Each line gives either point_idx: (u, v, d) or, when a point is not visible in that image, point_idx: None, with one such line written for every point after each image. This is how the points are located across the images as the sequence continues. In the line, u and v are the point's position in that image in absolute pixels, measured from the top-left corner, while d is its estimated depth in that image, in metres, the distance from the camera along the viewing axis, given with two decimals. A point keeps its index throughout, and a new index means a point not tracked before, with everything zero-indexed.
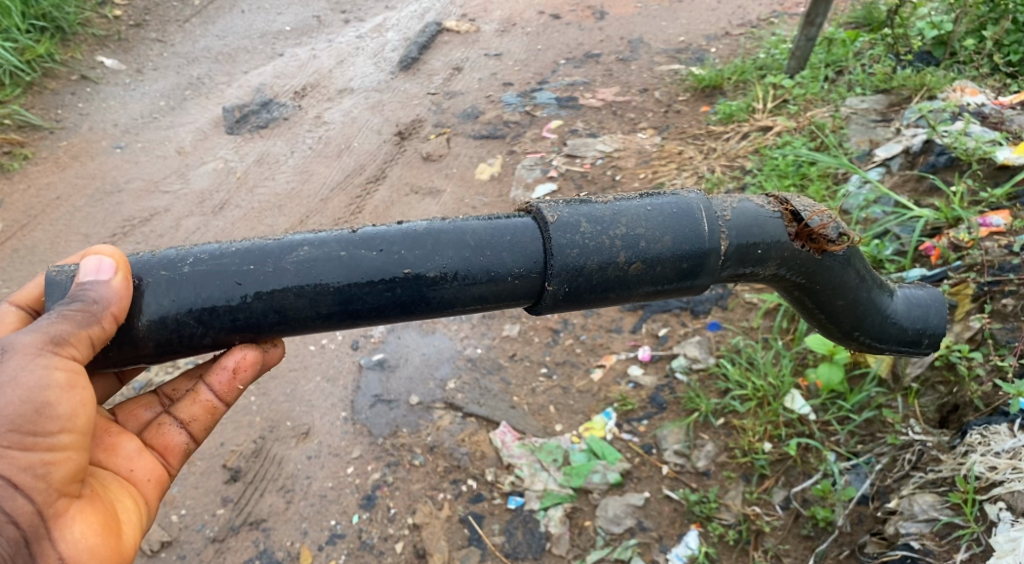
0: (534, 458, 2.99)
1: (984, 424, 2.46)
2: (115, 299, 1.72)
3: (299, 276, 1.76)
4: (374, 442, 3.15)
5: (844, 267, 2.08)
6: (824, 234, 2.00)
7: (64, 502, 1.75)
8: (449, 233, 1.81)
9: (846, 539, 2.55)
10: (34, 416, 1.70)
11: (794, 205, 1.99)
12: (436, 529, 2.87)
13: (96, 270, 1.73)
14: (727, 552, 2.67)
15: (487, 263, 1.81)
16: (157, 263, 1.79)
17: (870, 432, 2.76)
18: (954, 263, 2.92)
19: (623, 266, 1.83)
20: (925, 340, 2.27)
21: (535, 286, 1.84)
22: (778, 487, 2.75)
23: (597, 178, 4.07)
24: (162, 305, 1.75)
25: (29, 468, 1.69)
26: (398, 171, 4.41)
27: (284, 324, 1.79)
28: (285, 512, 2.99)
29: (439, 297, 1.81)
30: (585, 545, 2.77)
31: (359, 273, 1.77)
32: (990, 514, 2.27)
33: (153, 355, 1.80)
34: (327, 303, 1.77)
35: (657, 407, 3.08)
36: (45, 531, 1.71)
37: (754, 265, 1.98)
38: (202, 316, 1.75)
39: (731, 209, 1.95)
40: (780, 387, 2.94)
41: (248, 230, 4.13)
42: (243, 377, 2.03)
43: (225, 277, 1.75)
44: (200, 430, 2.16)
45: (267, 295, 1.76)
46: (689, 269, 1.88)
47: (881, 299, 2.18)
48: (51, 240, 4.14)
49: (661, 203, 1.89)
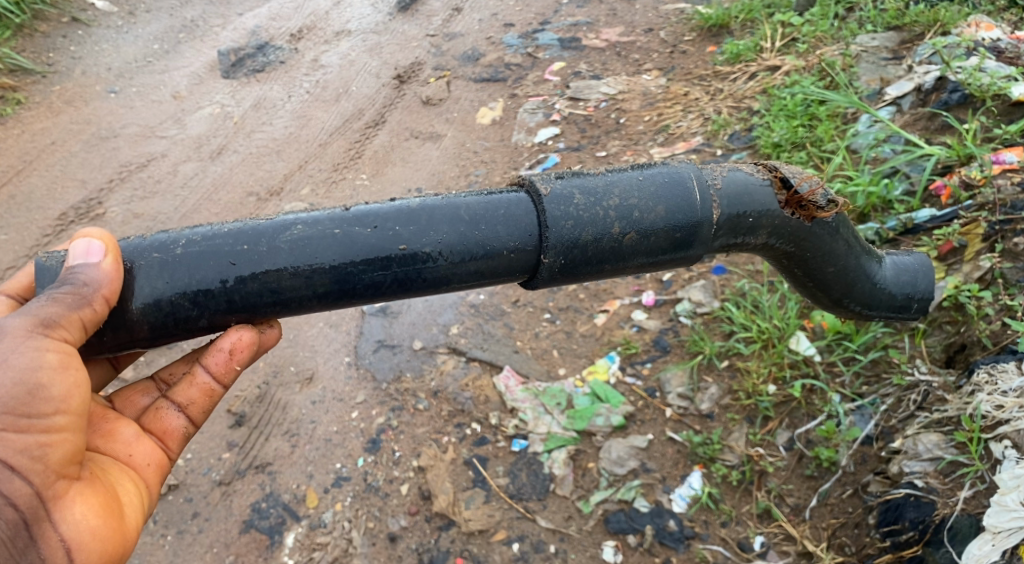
0: (537, 402, 3.01)
1: (991, 362, 2.44)
2: (105, 282, 1.71)
3: (294, 255, 1.74)
4: (377, 386, 3.17)
5: (835, 235, 2.06)
6: (813, 200, 1.98)
7: (63, 484, 1.75)
8: (442, 209, 1.79)
9: (848, 480, 2.56)
10: (28, 398, 1.69)
11: (783, 172, 1.97)
12: (440, 471, 2.89)
13: (85, 253, 1.72)
14: (731, 492, 2.69)
15: (482, 238, 1.78)
16: (149, 246, 1.78)
17: (875, 373, 2.75)
18: (965, 202, 2.85)
19: (617, 237, 1.81)
20: (915, 305, 2.27)
21: (532, 260, 1.82)
22: (782, 428, 2.76)
23: (601, 122, 4.00)
24: (155, 287, 1.74)
25: (26, 451, 1.69)
26: (398, 116, 4.35)
27: (280, 304, 1.77)
28: (290, 456, 3.01)
29: (436, 274, 1.78)
30: (588, 486, 2.79)
31: (355, 251, 1.75)
32: (995, 453, 2.26)
33: (148, 339, 1.80)
34: (323, 282, 1.76)
35: (661, 350, 3.08)
36: (45, 513, 1.70)
37: (746, 235, 1.96)
38: (196, 297, 1.74)
39: (721, 178, 1.92)
40: (785, 329, 2.94)
41: (247, 175, 4.08)
42: (240, 359, 2.01)
43: (220, 256, 1.74)
44: (198, 413, 2.14)
45: (262, 275, 1.74)
46: (683, 239, 1.86)
47: (871, 265, 2.17)
48: (47, 186, 4.05)
49: (650, 172, 1.86)
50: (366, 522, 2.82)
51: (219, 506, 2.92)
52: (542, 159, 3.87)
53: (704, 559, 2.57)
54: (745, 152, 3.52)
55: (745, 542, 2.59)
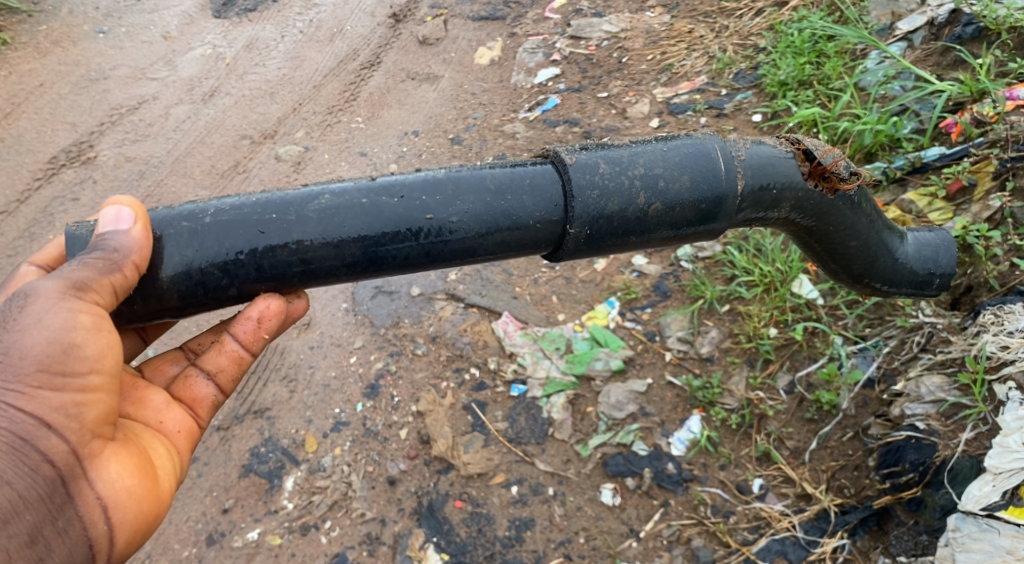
0: (536, 347, 2.98)
1: (998, 304, 2.42)
2: (135, 249, 1.69)
3: (323, 225, 1.72)
4: (376, 332, 3.15)
5: (856, 208, 2.01)
6: (836, 172, 1.93)
7: (98, 443, 1.73)
8: (467, 179, 1.77)
9: (849, 423, 2.55)
10: (62, 356, 1.65)
11: (806, 144, 1.93)
12: (439, 416, 2.87)
13: (116, 220, 1.70)
14: (730, 435, 2.67)
15: (508, 208, 1.76)
16: (178, 215, 1.75)
17: (879, 315, 2.72)
18: (976, 140, 2.77)
19: (642, 206, 1.78)
20: (936, 280, 2.22)
21: (557, 232, 1.79)
22: (782, 372, 2.73)
23: (602, 61, 3.90)
24: (185, 256, 1.71)
25: (61, 409, 1.66)
26: (393, 56, 4.24)
27: (309, 273, 1.74)
28: (288, 401, 3.01)
29: (464, 244, 1.76)
30: (587, 430, 2.78)
31: (383, 220, 1.73)
32: (999, 394, 2.23)
33: (177, 309, 1.77)
34: (352, 251, 1.73)
35: (661, 295, 3.05)
36: (82, 471, 1.68)
37: (769, 209, 1.92)
38: (227, 265, 1.72)
39: (745, 149, 1.88)
40: (788, 273, 2.89)
41: (241, 117, 3.99)
42: (268, 327, 1.94)
43: (249, 226, 1.72)
44: (228, 381, 2.10)
45: (292, 243, 1.72)
46: (708, 210, 1.83)
47: (891, 241, 2.12)
48: (36, 128, 3.97)
49: (676, 141, 1.84)
50: (366, 466, 2.82)
51: (218, 450, 2.92)
52: (543, 100, 3.78)
53: (703, 502, 2.57)
54: (751, 92, 3.44)
55: (744, 485, 2.58)
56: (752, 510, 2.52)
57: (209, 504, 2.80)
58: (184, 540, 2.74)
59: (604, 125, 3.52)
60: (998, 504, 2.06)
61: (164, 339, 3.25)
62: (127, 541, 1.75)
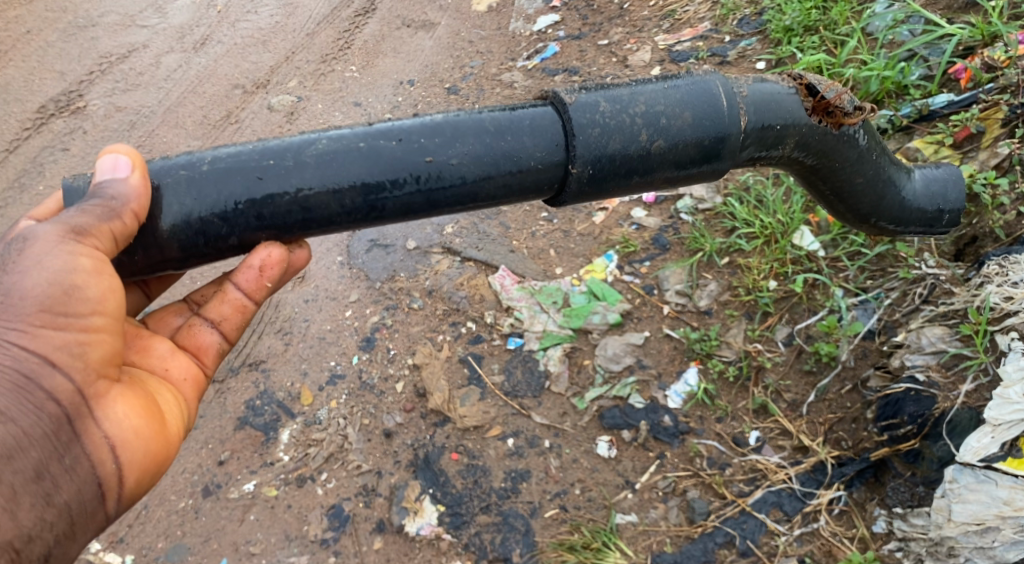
0: (533, 301, 2.95)
1: (1003, 254, 2.37)
2: (134, 196, 1.64)
3: (323, 170, 1.67)
4: (371, 286, 3.13)
5: (860, 145, 1.99)
6: (839, 107, 1.89)
7: (103, 384, 1.70)
8: (466, 121, 1.72)
9: (848, 375, 2.52)
10: (63, 298, 1.62)
11: (808, 79, 1.89)
12: (435, 369, 2.85)
13: (112, 168, 1.66)
14: (728, 388, 2.65)
15: (508, 149, 1.71)
16: (174, 165, 1.71)
17: (881, 267, 2.67)
18: (986, 85, 2.71)
19: (645, 144, 1.73)
20: (944, 217, 2.21)
21: (559, 173, 1.74)
22: (781, 324, 2.70)
23: (603, 8, 3.80)
24: (184, 204, 1.67)
25: (66, 348, 1.63)
26: (389, 3, 4.15)
27: (311, 221, 1.70)
28: (284, 355, 3.00)
29: (466, 186, 1.71)
30: (583, 383, 2.76)
31: (382, 164, 1.68)
32: (1001, 345, 2.20)
33: (179, 260, 1.73)
34: (352, 197, 1.68)
35: (659, 248, 3.00)
36: (87, 411, 1.66)
37: (772, 147, 1.88)
38: (227, 214, 1.67)
39: (746, 87, 1.83)
40: (789, 224, 2.84)
41: (233, 66, 3.90)
42: (271, 276, 1.89)
43: (247, 172, 1.67)
44: (232, 330, 2.07)
45: (292, 190, 1.67)
46: (711, 147, 1.77)
47: (897, 177, 2.10)
48: (24, 77, 3.87)
49: (678, 80, 1.78)
50: (362, 419, 2.81)
51: (213, 403, 2.91)
52: (542, 48, 3.70)
53: (699, 454, 2.56)
54: (755, 38, 3.34)
55: (740, 438, 2.56)
56: (749, 462, 2.51)
57: (205, 456, 2.80)
58: (181, 491, 2.73)
59: (605, 74, 3.43)
60: (997, 456, 2.06)
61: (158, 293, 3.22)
62: (135, 481, 1.73)
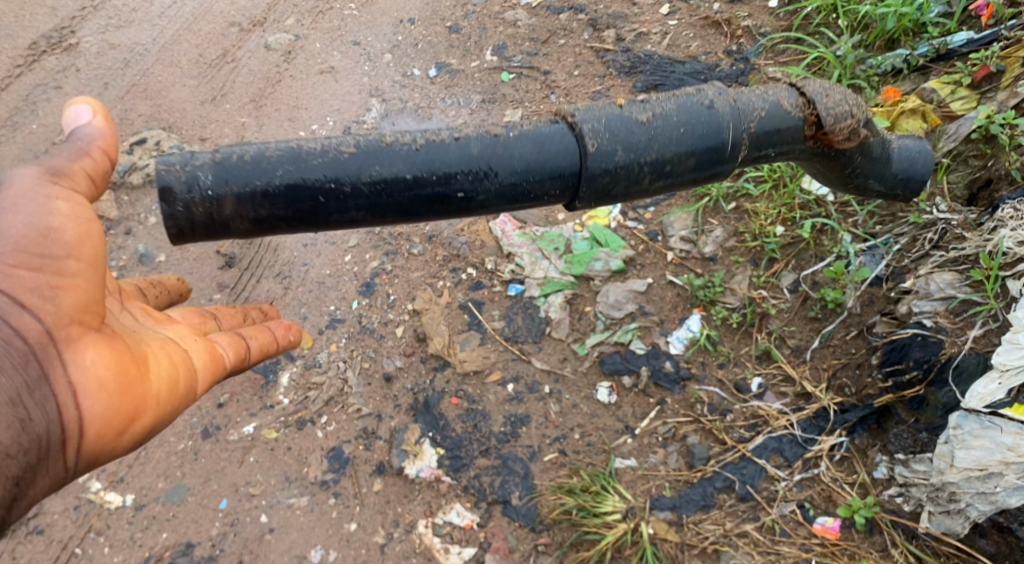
0: (535, 247, 2.90)
1: (1018, 198, 2.32)
2: (101, 135, 1.76)
3: (378, 161, 1.58)
4: (370, 231, 3.07)
5: (864, 156, 1.90)
6: (839, 137, 1.81)
7: (76, 330, 1.67)
8: (481, 131, 1.64)
9: (854, 321, 2.48)
10: (40, 240, 1.63)
11: (819, 110, 1.77)
12: (435, 314, 2.82)
13: (73, 118, 1.76)
14: (731, 334, 2.63)
15: (521, 161, 1.63)
16: (212, 153, 1.57)
17: (891, 213, 2.61)
18: (1008, 24, 2.65)
19: (650, 161, 1.66)
20: None
21: (570, 185, 1.67)
22: (787, 271, 2.66)
23: None
24: (243, 186, 1.55)
25: (37, 290, 1.63)
26: None
27: (370, 206, 1.60)
28: (282, 298, 2.96)
29: (497, 189, 1.63)
30: (585, 329, 2.73)
31: (427, 159, 1.60)
32: (1012, 290, 2.19)
33: (242, 232, 1.60)
34: (406, 190, 1.60)
35: (665, 193, 2.95)
36: (55, 352, 1.64)
37: (775, 149, 1.79)
38: (286, 198, 1.56)
39: (762, 102, 1.75)
40: (798, 169, 2.80)
41: (228, 3, 3.80)
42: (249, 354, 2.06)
43: (300, 163, 1.56)
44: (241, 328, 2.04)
45: (351, 181, 1.57)
46: (713, 159, 1.71)
47: (909, 162, 1.96)
48: (13, 11, 3.74)
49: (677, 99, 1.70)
50: (361, 363, 2.79)
51: None
52: None
53: (700, 400, 2.54)
54: None
55: (742, 384, 2.54)
56: (750, 409, 2.49)
57: (203, 399, 2.77)
58: (179, 432, 2.71)
59: (612, 12, 3.45)
60: (1003, 402, 2.05)
61: (153, 233, 3.14)
62: (98, 434, 1.68)
